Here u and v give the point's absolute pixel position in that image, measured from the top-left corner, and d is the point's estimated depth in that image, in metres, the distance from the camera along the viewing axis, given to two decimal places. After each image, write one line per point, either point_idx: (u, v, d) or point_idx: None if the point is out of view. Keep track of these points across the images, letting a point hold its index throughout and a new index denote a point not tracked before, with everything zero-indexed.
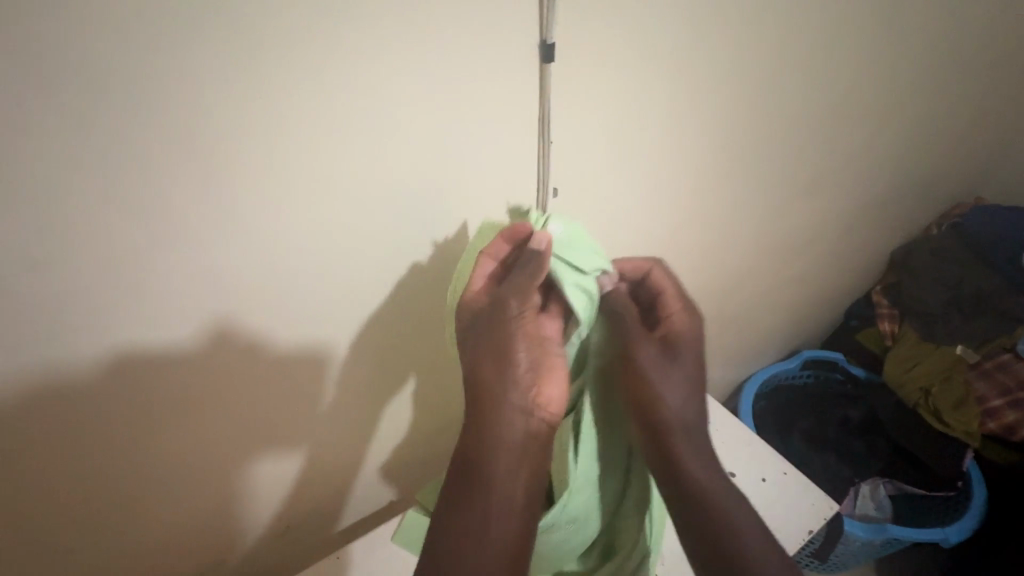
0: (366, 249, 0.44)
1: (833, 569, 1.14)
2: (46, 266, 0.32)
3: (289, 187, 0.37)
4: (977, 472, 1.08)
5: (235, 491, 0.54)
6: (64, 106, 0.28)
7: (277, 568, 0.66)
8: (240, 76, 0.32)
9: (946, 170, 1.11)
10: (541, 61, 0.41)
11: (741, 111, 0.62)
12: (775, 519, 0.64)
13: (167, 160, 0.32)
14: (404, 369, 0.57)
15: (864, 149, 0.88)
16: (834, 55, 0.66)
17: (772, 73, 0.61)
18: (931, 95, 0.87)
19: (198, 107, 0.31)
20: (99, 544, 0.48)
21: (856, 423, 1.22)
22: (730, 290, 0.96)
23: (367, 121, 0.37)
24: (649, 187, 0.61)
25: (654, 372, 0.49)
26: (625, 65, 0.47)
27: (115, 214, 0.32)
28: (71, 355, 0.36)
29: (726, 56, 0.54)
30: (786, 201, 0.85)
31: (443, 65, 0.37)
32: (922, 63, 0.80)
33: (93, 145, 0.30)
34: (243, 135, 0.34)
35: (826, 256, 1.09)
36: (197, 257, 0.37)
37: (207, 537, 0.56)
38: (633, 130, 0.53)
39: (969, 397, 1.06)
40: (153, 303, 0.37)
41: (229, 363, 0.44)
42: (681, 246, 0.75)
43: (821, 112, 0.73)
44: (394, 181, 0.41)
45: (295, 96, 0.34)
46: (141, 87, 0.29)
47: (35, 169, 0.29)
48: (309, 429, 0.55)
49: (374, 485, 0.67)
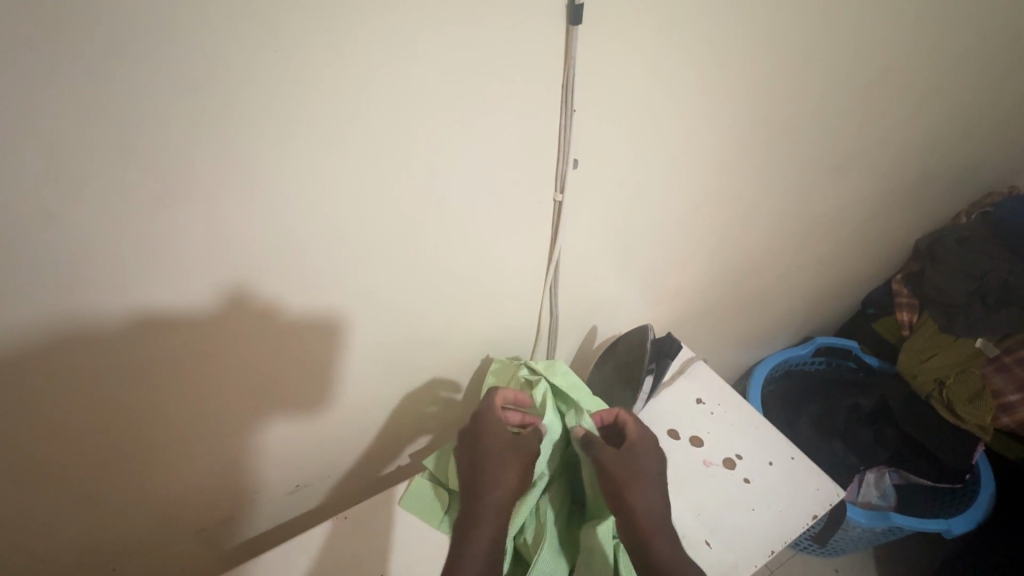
0: (382, 219, 0.44)
1: (830, 553, 1.15)
2: (59, 220, 0.31)
3: (303, 150, 0.36)
4: (987, 466, 1.05)
5: (249, 448, 0.56)
6: (71, 54, 0.26)
7: (292, 521, 0.69)
8: (253, 30, 0.30)
9: (984, 157, 1.07)
10: (569, 23, 0.39)
11: (773, 88, 0.59)
12: (781, 502, 0.64)
13: (180, 120, 0.31)
14: (424, 337, 0.59)
15: (897, 131, 0.85)
16: (877, 31, 0.63)
17: (810, 47, 0.58)
18: (976, 77, 0.84)
19: (205, 61, 0.30)
20: (116, 494, 0.50)
21: (866, 411, 1.17)
22: (749, 273, 0.95)
23: (383, 85, 0.35)
24: (672, 165, 0.60)
25: (620, 463, 0.55)
26: (658, 34, 0.44)
27: (125, 170, 0.31)
28: (87, 310, 0.36)
29: (763, 28, 0.51)
30: (813, 185, 0.83)
31: (465, 24, 0.35)
32: (971, 42, 0.76)
33: (100, 99, 0.28)
34: (253, 93, 0.32)
35: (848, 242, 1.07)
36: (208, 218, 0.36)
37: (221, 491, 0.57)
38: (661, 103, 0.51)
39: (985, 391, 1.06)
40: (165, 263, 0.37)
41: (245, 323, 0.44)
42: (699, 227, 0.74)
43: (856, 91, 0.70)
44: (410, 155, 0.40)
45: (308, 51, 0.32)
46: (151, 39, 0.28)
47: (45, 121, 0.28)
48: (325, 393, 0.56)
49: (387, 446, 0.70)
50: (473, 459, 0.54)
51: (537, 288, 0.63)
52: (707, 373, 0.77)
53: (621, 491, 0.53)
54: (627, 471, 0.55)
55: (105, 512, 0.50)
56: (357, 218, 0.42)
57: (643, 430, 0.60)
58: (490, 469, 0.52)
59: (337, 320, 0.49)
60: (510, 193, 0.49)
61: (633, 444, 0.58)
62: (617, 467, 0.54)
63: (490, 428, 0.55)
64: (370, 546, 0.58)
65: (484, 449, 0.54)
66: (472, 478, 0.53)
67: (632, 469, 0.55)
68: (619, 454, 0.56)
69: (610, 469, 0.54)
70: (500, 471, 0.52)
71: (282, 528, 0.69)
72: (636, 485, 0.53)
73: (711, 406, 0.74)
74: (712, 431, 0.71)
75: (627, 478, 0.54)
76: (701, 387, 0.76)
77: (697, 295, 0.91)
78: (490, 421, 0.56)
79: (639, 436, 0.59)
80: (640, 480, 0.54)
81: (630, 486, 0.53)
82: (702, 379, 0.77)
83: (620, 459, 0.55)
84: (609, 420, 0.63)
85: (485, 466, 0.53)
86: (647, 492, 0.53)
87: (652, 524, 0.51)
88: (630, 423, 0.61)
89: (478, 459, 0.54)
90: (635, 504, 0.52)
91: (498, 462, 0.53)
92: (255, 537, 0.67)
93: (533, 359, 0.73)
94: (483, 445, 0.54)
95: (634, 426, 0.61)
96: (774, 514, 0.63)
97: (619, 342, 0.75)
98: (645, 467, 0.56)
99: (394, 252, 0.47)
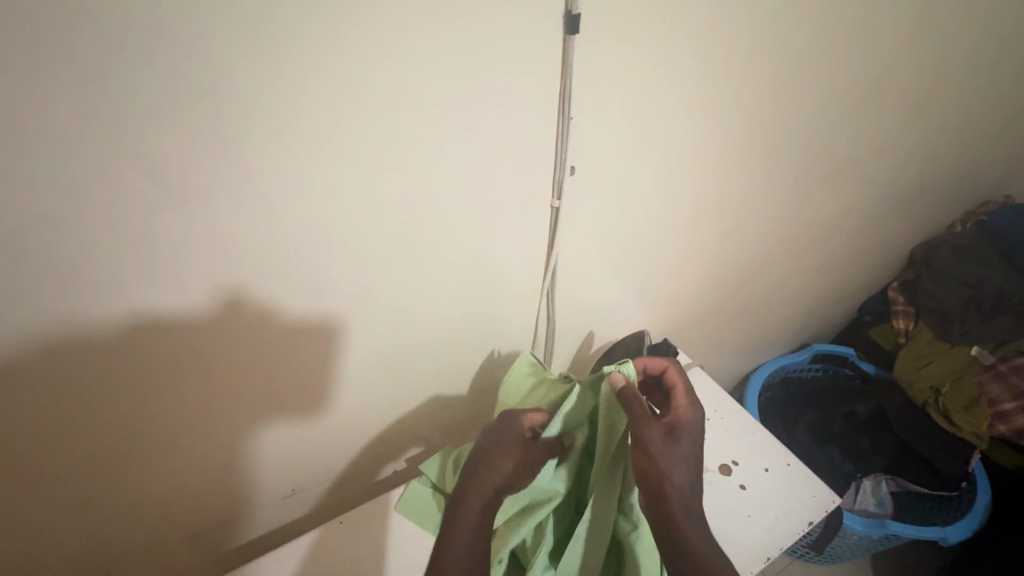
0: (381, 224, 0.44)
1: (827, 561, 1.15)
2: (63, 222, 0.32)
3: (303, 156, 0.36)
4: (983, 473, 1.06)
5: (246, 452, 0.56)
6: (71, 57, 0.27)
7: (289, 526, 0.69)
8: (253, 37, 0.30)
9: (977, 167, 1.08)
10: (565, 33, 0.40)
11: (768, 97, 0.60)
12: (776, 510, 0.64)
13: (181, 123, 0.31)
14: (421, 342, 0.59)
15: (892, 140, 0.86)
16: (871, 42, 0.64)
17: (803, 58, 0.59)
18: (969, 88, 0.85)
19: (205, 64, 0.30)
20: (111, 498, 0.49)
21: (862, 419, 1.19)
22: (746, 280, 0.95)
23: (382, 92, 0.36)
24: (668, 173, 0.60)
25: (661, 449, 0.49)
26: (653, 43, 0.45)
27: (128, 172, 0.32)
28: (88, 313, 0.36)
29: (757, 39, 0.52)
30: (809, 193, 0.84)
31: (464, 35, 0.36)
32: (963, 53, 0.77)
33: (103, 103, 0.29)
34: (253, 98, 0.32)
35: (845, 250, 1.07)
36: (208, 221, 0.36)
37: (219, 495, 0.57)
38: (657, 111, 0.52)
39: (980, 399, 1.05)
40: (166, 266, 0.37)
41: (244, 326, 0.44)
42: (696, 234, 0.75)
43: (850, 102, 0.71)
44: (409, 161, 0.41)
45: (307, 57, 0.32)
46: (154, 44, 0.28)
47: (44, 122, 0.28)
48: (322, 397, 0.56)
49: (385, 451, 0.70)
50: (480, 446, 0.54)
51: (535, 294, 0.63)
52: (704, 380, 0.77)
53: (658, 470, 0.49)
54: (667, 453, 0.50)
55: (102, 516, 0.50)
56: (353, 222, 0.42)
57: (690, 399, 0.55)
58: (493, 458, 0.52)
59: (335, 322, 0.49)
60: (507, 198, 0.50)
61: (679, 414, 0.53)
62: (659, 451, 0.49)
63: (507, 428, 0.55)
64: (366, 551, 0.58)
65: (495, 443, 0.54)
66: (474, 463, 0.53)
67: (673, 448, 0.50)
68: (664, 428, 0.51)
69: (651, 445, 0.50)
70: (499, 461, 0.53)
71: (277, 533, 0.69)
72: (675, 474, 0.49)
73: (708, 412, 0.74)
74: (708, 437, 0.71)
75: (667, 458, 0.49)
76: (697, 394, 0.76)
77: (694, 302, 0.91)
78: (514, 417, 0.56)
79: (689, 417, 0.53)
80: (679, 461, 0.49)
81: (667, 466, 0.49)
82: (699, 386, 0.77)
83: (666, 439, 0.50)
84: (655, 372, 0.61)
85: (490, 458, 0.53)
86: (686, 476, 0.49)
87: (681, 511, 0.48)
88: (681, 396, 0.56)
89: (486, 449, 0.54)
90: (668, 489, 0.48)
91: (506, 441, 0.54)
92: (250, 542, 0.67)
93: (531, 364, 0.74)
94: (495, 437, 0.54)
95: (685, 399, 0.56)
96: (771, 520, 0.63)
97: (615, 348, 0.76)
98: (690, 451, 0.51)
99: (391, 255, 0.47)
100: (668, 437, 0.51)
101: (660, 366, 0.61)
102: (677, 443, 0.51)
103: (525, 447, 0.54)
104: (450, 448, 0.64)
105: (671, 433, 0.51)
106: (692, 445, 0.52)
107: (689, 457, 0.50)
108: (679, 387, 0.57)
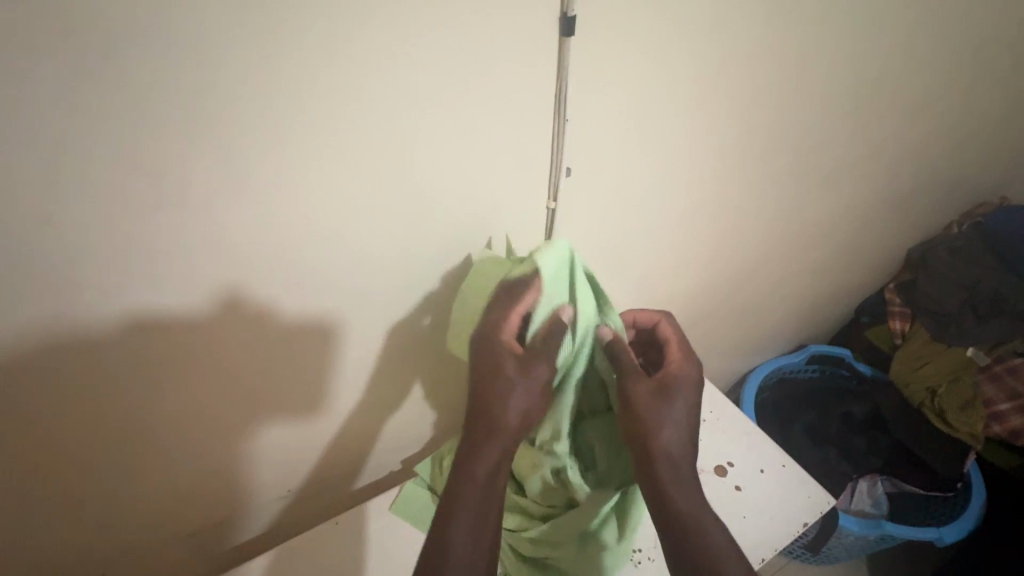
0: (376, 225, 0.44)
1: (824, 561, 1.15)
2: (56, 224, 0.32)
3: (297, 157, 0.36)
4: (978, 474, 1.07)
5: (242, 452, 0.55)
6: (65, 60, 0.27)
7: (285, 527, 0.69)
8: (245, 38, 0.30)
9: (974, 168, 1.08)
10: (560, 34, 0.40)
11: (765, 98, 0.60)
12: (772, 510, 0.64)
13: (173, 125, 0.31)
14: (418, 344, 0.59)
15: (890, 141, 0.86)
16: (869, 43, 0.64)
17: (799, 59, 0.59)
18: (965, 89, 0.85)
19: (198, 66, 0.30)
20: (109, 499, 0.49)
21: (859, 420, 1.20)
22: (743, 280, 0.95)
23: (377, 93, 0.36)
24: (664, 174, 0.60)
25: (654, 406, 0.49)
26: (649, 44, 0.45)
27: (121, 174, 0.32)
28: (81, 314, 0.36)
29: (753, 40, 0.52)
30: (806, 194, 0.84)
31: (459, 37, 0.36)
32: (960, 54, 0.77)
33: (95, 105, 0.29)
34: (246, 99, 0.32)
35: (842, 251, 1.07)
36: (202, 222, 0.36)
37: (213, 496, 0.57)
38: (653, 112, 0.51)
39: (976, 400, 1.05)
40: (160, 268, 0.37)
41: (239, 327, 0.44)
42: (693, 234, 0.75)
43: (846, 102, 0.71)
44: (404, 162, 0.41)
45: (300, 58, 0.32)
46: (146, 45, 0.28)
47: (38, 124, 0.28)
48: (317, 397, 0.56)
49: (381, 453, 0.70)
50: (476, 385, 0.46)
51: None
52: None
53: (651, 433, 0.48)
54: (660, 409, 0.49)
55: (96, 517, 0.50)
56: (348, 222, 0.42)
57: (686, 354, 0.54)
58: (497, 401, 0.45)
59: (331, 323, 0.49)
60: (504, 199, 0.49)
61: (674, 369, 0.52)
62: (650, 406, 0.49)
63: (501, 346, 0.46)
64: (362, 553, 0.58)
65: (493, 380, 0.45)
66: (475, 413, 0.46)
67: (668, 407, 0.49)
68: (658, 387, 0.50)
69: (644, 409, 0.49)
70: (504, 406, 0.45)
71: (274, 532, 0.69)
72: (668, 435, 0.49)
73: (703, 413, 0.74)
74: (705, 437, 0.71)
75: (662, 419, 0.49)
76: None
77: (691, 302, 0.91)
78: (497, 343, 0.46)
79: (681, 368, 0.53)
80: (676, 425, 0.49)
81: (664, 431, 0.48)
82: None
83: (658, 392, 0.50)
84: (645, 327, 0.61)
85: (491, 402, 0.45)
86: (682, 439, 0.49)
87: (673, 479, 0.48)
88: (675, 350, 0.55)
89: (483, 393, 0.45)
90: (663, 457, 0.48)
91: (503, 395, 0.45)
92: (247, 542, 0.67)
93: None
94: (488, 368, 0.45)
95: (677, 349, 0.55)
96: (766, 520, 0.63)
97: None
98: (684, 405, 0.50)
99: (387, 256, 0.47)
100: (660, 391, 0.50)
101: (652, 321, 0.60)
102: (672, 395, 0.50)
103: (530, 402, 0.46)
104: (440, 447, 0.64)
105: (664, 387, 0.51)
106: (688, 397, 0.51)
107: (685, 414, 0.50)
108: (673, 339, 0.57)
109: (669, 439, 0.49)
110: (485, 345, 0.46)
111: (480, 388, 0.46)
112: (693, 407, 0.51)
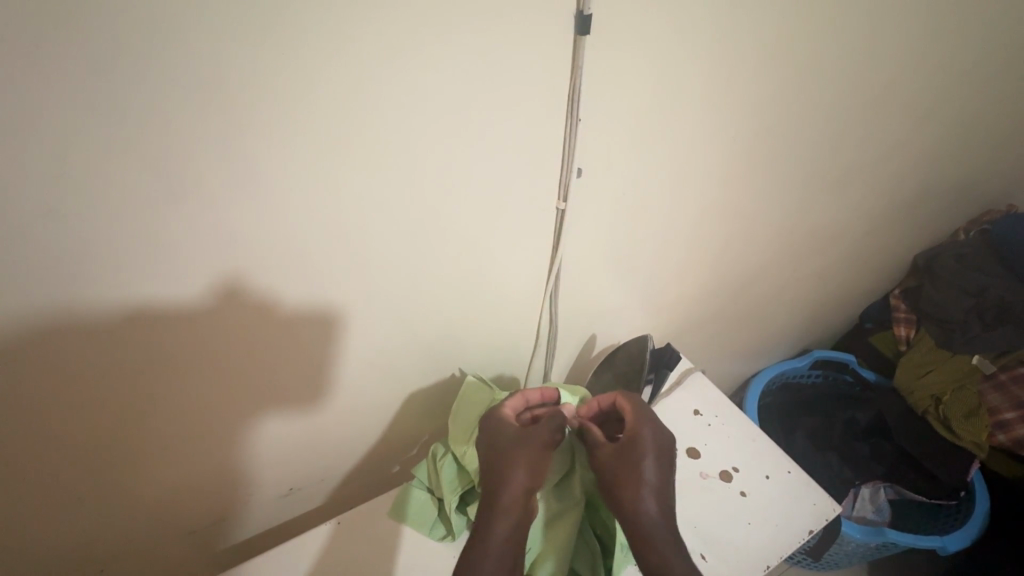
0: (386, 221, 0.44)
1: (824, 567, 1.15)
2: (60, 217, 0.31)
3: (306, 150, 0.36)
4: (982, 483, 1.05)
5: (241, 449, 0.55)
6: (72, 54, 0.26)
7: (283, 524, 0.69)
8: (259, 36, 0.30)
9: (983, 174, 1.07)
10: (575, 34, 0.39)
11: (773, 102, 0.60)
12: (776, 517, 0.64)
13: (182, 120, 0.31)
14: (420, 342, 0.59)
15: (897, 147, 0.85)
16: (879, 46, 0.63)
17: (810, 63, 0.58)
18: (975, 96, 0.84)
19: (207, 60, 0.30)
20: (105, 493, 0.49)
21: (862, 427, 1.19)
22: (749, 283, 0.95)
23: (391, 86, 0.36)
24: (673, 175, 0.60)
25: (617, 469, 0.54)
26: (661, 42, 0.44)
27: (130, 168, 0.31)
28: (84, 308, 0.36)
29: (765, 42, 0.52)
30: (813, 198, 0.83)
31: (475, 29, 0.36)
32: (971, 60, 0.76)
33: (102, 98, 0.28)
34: (257, 93, 0.32)
35: (848, 256, 1.07)
36: (207, 216, 0.36)
37: (211, 493, 0.57)
38: (661, 113, 0.51)
39: (980, 408, 1.05)
40: (164, 263, 0.37)
41: (242, 321, 0.44)
42: (698, 238, 0.74)
43: (856, 107, 0.71)
44: (415, 155, 0.40)
45: (315, 54, 0.32)
46: (157, 39, 0.28)
47: (40, 116, 0.28)
48: (315, 394, 0.55)
49: (382, 450, 0.70)
50: (486, 463, 0.54)
51: (537, 295, 0.63)
52: (705, 385, 0.77)
53: (621, 488, 0.52)
54: (624, 465, 0.54)
55: (93, 512, 0.50)
56: (356, 217, 0.42)
57: (647, 418, 0.58)
58: (505, 468, 0.52)
59: (336, 317, 0.49)
60: (511, 198, 0.49)
61: (634, 428, 0.56)
62: (614, 466, 0.54)
63: (497, 423, 0.56)
64: (363, 551, 0.58)
65: (496, 449, 0.53)
66: (488, 482, 0.52)
67: (634, 461, 0.53)
68: (617, 450, 0.55)
69: (607, 472, 0.54)
70: (511, 470, 0.51)
71: (272, 531, 0.68)
72: (634, 487, 0.52)
73: (709, 417, 0.73)
74: (707, 441, 0.71)
75: (630, 471, 0.53)
76: (699, 397, 0.76)
77: (696, 305, 0.91)
78: (494, 419, 0.56)
79: (637, 423, 0.57)
80: (642, 482, 0.52)
81: (629, 485, 0.52)
82: (701, 391, 0.76)
83: (618, 452, 0.55)
84: (607, 407, 0.62)
85: (498, 468, 0.52)
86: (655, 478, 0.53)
87: None
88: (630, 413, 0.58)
89: (490, 462, 0.53)
90: (633, 507, 0.51)
91: (511, 460, 0.52)
92: (246, 540, 0.67)
93: (531, 366, 0.74)
94: (495, 445, 0.54)
95: (633, 412, 0.58)
96: (770, 528, 0.63)
97: (618, 353, 0.76)
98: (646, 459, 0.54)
99: (394, 252, 0.47)
100: (619, 452, 0.55)
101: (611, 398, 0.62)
102: (631, 456, 0.54)
103: (535, 461, 0.53)
104: (435, 447, 0.63)
105: (622, 449, 0.55)
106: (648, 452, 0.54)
107: (648, 468, 0.53)
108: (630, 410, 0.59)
109: (640, 497, 0.51)
110: (493, 428, 0.55)
111: (488, 462, 0.53)
112: (657, 460, 0.54)
